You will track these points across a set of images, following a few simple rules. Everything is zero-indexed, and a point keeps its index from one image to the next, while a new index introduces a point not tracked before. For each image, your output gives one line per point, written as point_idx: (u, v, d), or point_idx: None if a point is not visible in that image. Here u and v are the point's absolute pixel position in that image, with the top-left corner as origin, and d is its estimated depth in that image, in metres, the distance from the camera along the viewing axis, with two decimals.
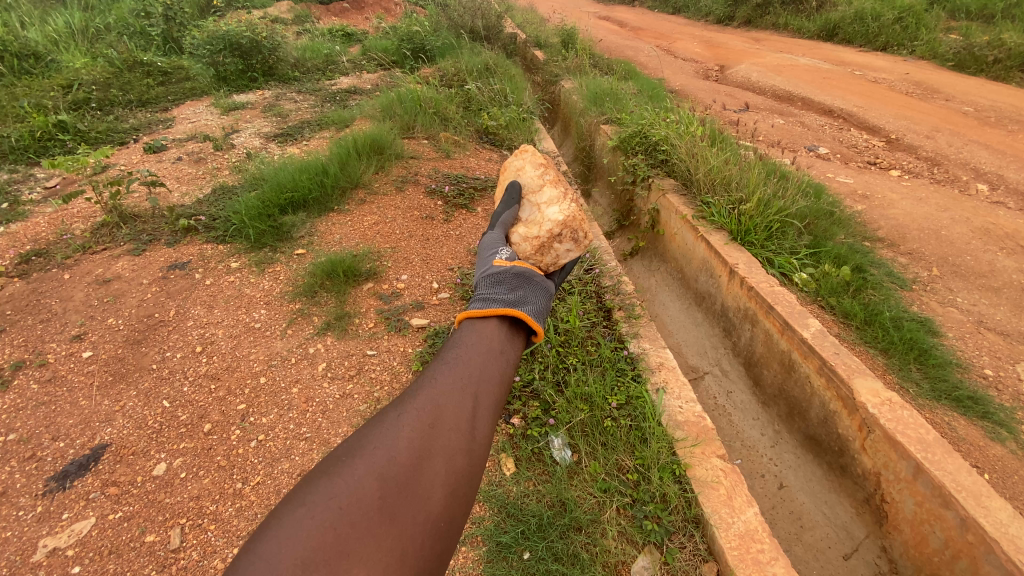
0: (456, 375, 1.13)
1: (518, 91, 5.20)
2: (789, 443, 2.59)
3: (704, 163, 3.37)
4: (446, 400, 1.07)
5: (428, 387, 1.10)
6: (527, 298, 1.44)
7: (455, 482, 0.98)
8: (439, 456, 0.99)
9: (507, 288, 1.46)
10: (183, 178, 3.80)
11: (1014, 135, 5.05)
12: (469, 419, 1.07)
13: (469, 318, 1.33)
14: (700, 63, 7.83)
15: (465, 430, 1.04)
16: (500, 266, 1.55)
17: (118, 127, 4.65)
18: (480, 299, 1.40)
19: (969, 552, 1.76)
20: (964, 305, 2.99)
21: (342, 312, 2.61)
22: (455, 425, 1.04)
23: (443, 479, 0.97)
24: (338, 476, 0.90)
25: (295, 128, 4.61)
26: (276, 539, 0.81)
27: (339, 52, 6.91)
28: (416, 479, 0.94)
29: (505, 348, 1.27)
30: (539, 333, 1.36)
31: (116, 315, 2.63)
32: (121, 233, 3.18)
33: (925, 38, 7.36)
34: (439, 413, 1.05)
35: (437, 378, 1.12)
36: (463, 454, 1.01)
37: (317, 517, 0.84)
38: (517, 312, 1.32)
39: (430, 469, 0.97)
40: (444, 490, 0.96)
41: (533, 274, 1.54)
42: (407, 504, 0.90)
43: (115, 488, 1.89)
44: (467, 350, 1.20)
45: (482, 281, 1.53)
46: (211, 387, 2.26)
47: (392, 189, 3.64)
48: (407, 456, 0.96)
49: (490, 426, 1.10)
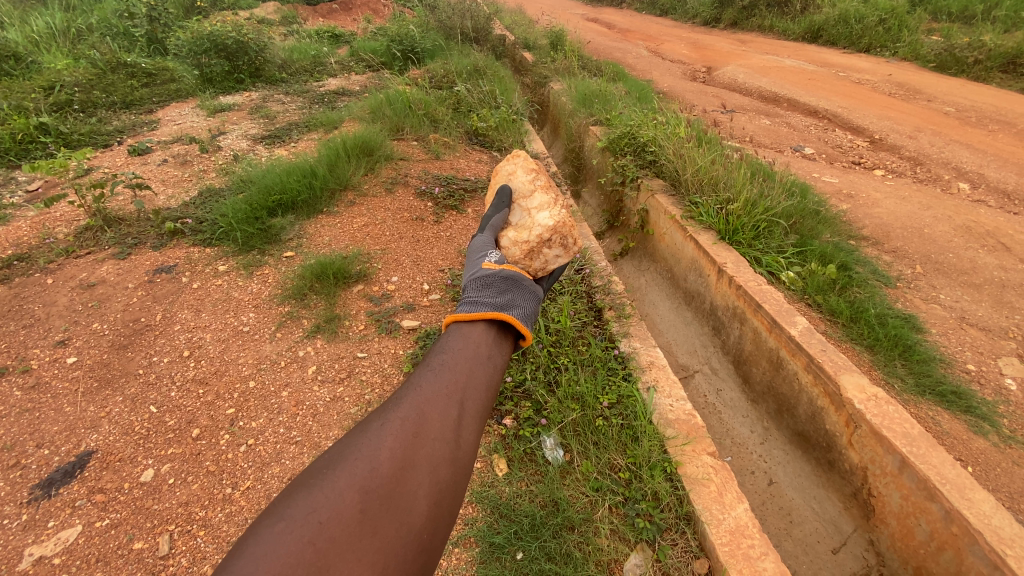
0: (441, 381, 1.14)
1: (507, 92, 5.22)
2: (777, 440, 2.62)
3: (692, 164, 3.41)
4: (430, 409, 1.08)
5: (412, 395, 1.10)
6: (516, 302, 1.44)
7: (439, 493, 0.98)
8: (423, 466, 0.99)
9: (495, 291, 1.45)
10: (168, 180, 3.77)
11: (993, 134, 5.16)
12: (455, 427, 1.07)
13: (457, 323, 1.33)
14: (687, 64, 7.92)
15: (449, 439, 1.05)
16: (490, 270, 1.55)
17: (101, 129, 4.59)
18: (469, 304, 1.40)
19: (954, 544, 1.79)
20: (947, 301, 3.04)
21: (332, 314, 2.59)
22: (440, 434, 1.04)
23: (427, 491, 0.96)
24: (318, 490, 0.90)
25: (282, 130, 4.58)
26: (254, 555, 0.80)
27: (327, 54, 6.89)
28: (399, 491, 0.94)
29: (492, 354, 1.27)
30: (528, 338, 1.37)
31: (101, 320, 2.59)
32: (105, 237, 3.14)
33: (907, 39, 7.49)
34: (423, 422, 1.05)
35: (422, 386, 1.12)
36: (447, 464, 1.01)
37: (296, 532, 0.84)
38: (505, 317, 1.33)
39: (414, 480, 0.96)
40: (428, 501, 0.95)
41: (521, 277, 1.53)
42: (389, 517, 0.90)
43: (102, 495, 1.86)
44: (454, 357, 1.20)
45: (471, 284, 1.52)
46: (200, 391, 2.24)
47: (382, 190, 3.63)
48: (390, 468, 0.95)
49: (475, 434, 1.10)
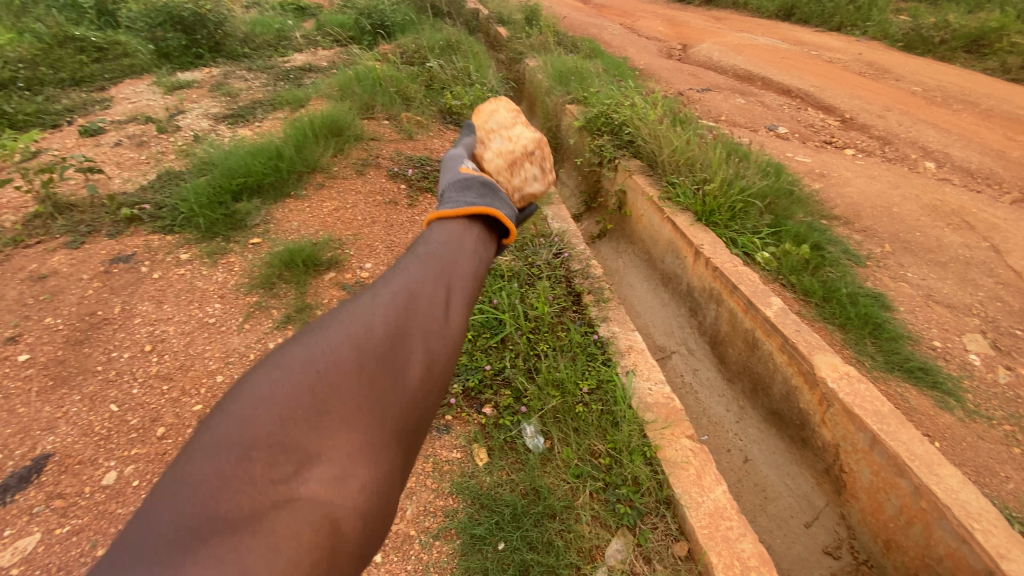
0: (432, 256, 0.94)
1: (482, 69, 5.08)
2: (752, 418, 2.67)
3: (669, 144, 3.39)
4: (419, 280, 0.90)
5: (402, 267, 0.93)
6: (500, 205, 1.14)
7: (434, 362, 0.84)
8: (415, 335, 0.84)
9: (475, 192, 1.11)
10: (124, 163, 3.55)
11: (958, 114, 5.27)
12: (450, 300, 0.90)
13: (435, 219, 1.04)
14: (663, 41, 7.83)
15: (446, 309, 0.88)
16: (467, 174, 1.20)
17: (49, 109, 4.29)
18: (455, 202, 1.09)
19: (923, 518, 1.86)
20: (914, 279, 3.12)
21: (303, 304, 2.50)
22: (434, 306, 0.88)
23: (420, 350, 0.84)
24: (296, 358, 0.78)
25: (246, 109, 4.37)
26: (231, 418, 0.72)
27: (292, 27, 6.56)
28: (387, 361, 0.80)
29: (482, 242, 1.04)
30: (512, 234, 1.11)
31: (55, 314, 2.45)
32: (57, 225, 2.95)
33: (877, 18, 7.57)
34: (414, 292, 0.88)
35: (410, 261, 0.94)
36: (442, 334, 0.86)
37: (274, 395, 0.74)
38: (491, 211, 1.06)
39: (405, 348, 0.83)
40: (420, 372, 0.83)
41: (502, 186, 1.19)
42: (377, 389, 0.78)
43: (62, 500, 1.78)
44: (442, 237, 0.99)
45: (444, 188, 1.16)
46: (164, 388, 2.14)
47: (353, 172, 3.50)
48: (375, 337, 0.81)
49: (473, 306, 0.92)
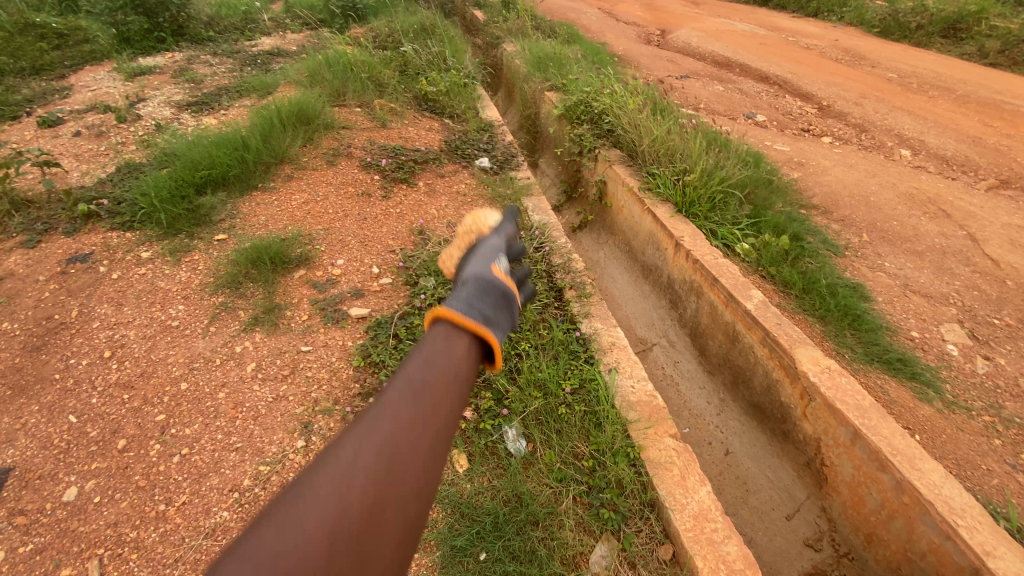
0: (427, 360, 1.00)
1: (458, 54, 4.92)
2: (733, 411, 2.66)
3: (648, 134, 3.33)
4: (423, 381, 0.98)
5: (400, 374, 0.99)
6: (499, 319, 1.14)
7: (437, 443, 0.94)
8: (421, 429, 0.93)
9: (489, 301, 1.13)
10: (81, 155, 3.34)
11: (932, 101, 5.32)
12: (449, 389, 0.99)
13: (444, 321, 1.07)
14: (642, 26, 7.74)
15: (445, 400, 0.98)
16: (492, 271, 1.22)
17: (9, 99, 4.02)
18: (461, 298, 1.12)
19: (905, 513, 1.87)
20: (891, 269, 3.14)
21: (272, 304, 2.38)
22: (437, 402, 0.97)
23: (430, 443, 0.93)
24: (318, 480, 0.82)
25: (211, 96, 4.15)
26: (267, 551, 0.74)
27: (259, 9, 6.27)
28: (404, 461, 0.88)
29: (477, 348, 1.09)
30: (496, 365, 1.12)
31: (8, 319, 2.29)
32: (13, 223, 2.76)
33: (853, 4, 7.59)
34: (418, 397, 0.96)
35: (407, 368, 0.99)
36: (443, 420, 0.97)
37: (308, 519, 0.78)
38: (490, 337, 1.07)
39: (417, 444, 0.91)
40: (428, 454, 0.92)
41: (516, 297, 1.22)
42: (399, 487, 0.86)
43: (22, 519, 1.68)
44: (440, 344, 1.03)
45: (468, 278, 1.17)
46: (124, 397, 2.01)
47: (324, 163, 3.35)
48: (395, 444, 0.88)
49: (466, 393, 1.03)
